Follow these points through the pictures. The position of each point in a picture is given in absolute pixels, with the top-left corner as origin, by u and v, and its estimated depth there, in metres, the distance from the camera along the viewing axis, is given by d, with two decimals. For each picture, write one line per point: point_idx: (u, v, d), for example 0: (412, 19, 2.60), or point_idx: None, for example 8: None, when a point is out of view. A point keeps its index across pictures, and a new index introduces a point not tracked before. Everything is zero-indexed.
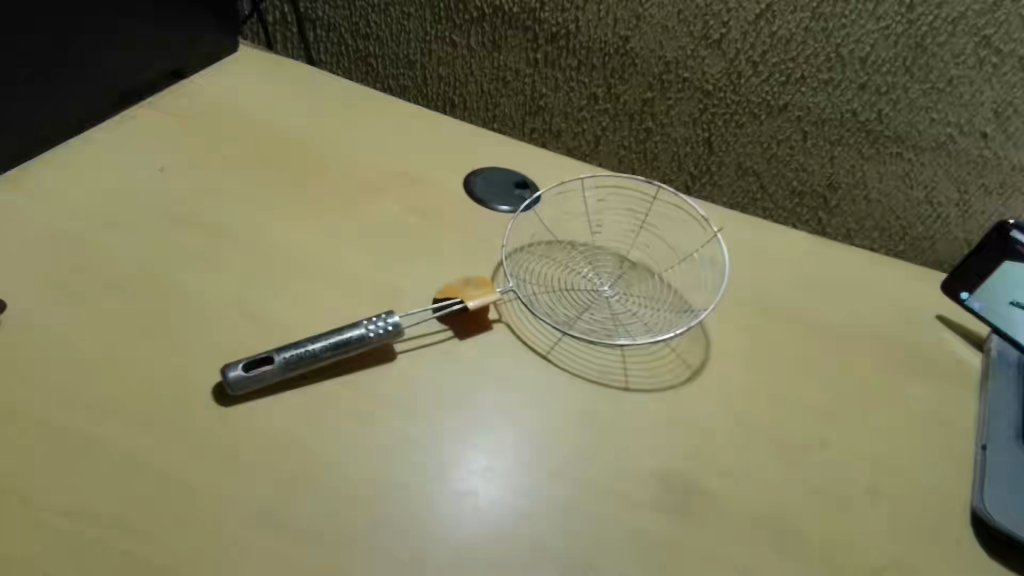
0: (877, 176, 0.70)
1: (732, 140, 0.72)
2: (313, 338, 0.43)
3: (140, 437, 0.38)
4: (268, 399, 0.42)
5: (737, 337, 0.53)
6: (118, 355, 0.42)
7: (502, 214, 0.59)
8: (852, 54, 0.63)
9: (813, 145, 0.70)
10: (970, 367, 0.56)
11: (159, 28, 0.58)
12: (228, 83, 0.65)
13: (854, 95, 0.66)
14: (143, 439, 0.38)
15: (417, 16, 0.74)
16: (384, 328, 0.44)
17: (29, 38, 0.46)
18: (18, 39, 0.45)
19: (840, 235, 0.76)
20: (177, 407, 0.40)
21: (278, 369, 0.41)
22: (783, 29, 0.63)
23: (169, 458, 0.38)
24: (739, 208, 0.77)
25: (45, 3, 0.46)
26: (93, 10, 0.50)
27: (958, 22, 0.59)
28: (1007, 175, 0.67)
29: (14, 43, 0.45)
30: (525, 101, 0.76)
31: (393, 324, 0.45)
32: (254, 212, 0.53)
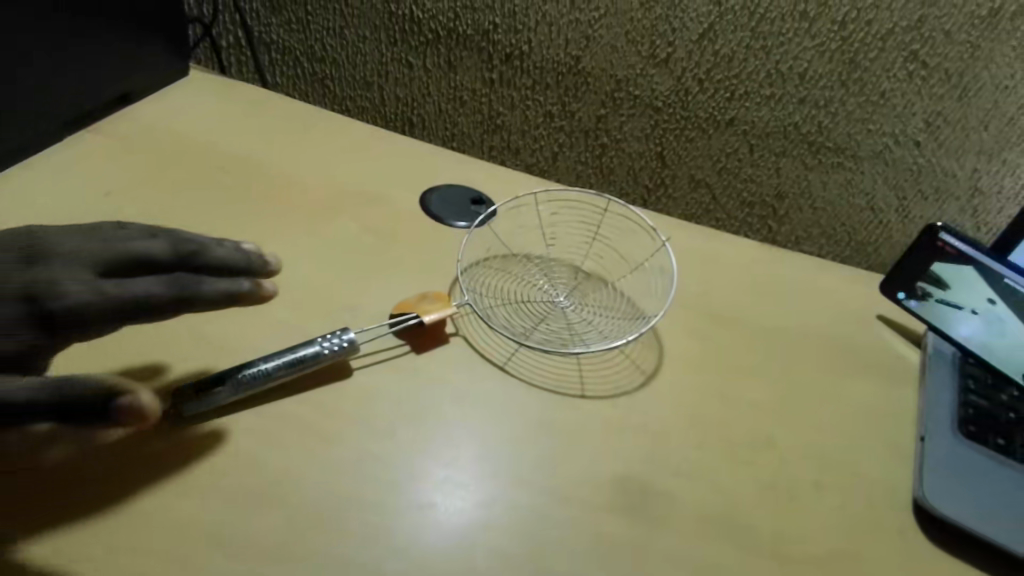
0: (821, 185, 0.73)
1: (683, 154, 0.74)
2: (267, 358, 0.43)
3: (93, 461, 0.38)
4: (222, 419, 0.41)
5: (688, 343, 0.55)
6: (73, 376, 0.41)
7: (458, 230, 0.60)
8: (791, 71, 0.66)
9: (760, 156, 0.73)
10: (910, 363, 0.59)
11: (117, 50, 0.58)
12: (179, 106, 0.64)
13: (794, 109, 0.69)
14: (97, 462, 0.38)
15: (373, 39, 0.75)
16: (338, 344, 0.44)
17: (28, 39, 0.49)
18: (18, 40, 0.49)
19: (790, 242, 0.78)
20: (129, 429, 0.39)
21: (229, 391, 0.41)
22: (725, 48, 0.66)
23: (121, 480, 0.37)
24: (693, 218, 0.79)
25: (43, 9, 0.50)
26: (53, 33, 0.51)
27: (887, 38, 0.63)
28: (940, 181, 0.70)
29: (14, 44, 0.48)
30: (481, 119, 0.78)
31: (348, 341, 0.45)
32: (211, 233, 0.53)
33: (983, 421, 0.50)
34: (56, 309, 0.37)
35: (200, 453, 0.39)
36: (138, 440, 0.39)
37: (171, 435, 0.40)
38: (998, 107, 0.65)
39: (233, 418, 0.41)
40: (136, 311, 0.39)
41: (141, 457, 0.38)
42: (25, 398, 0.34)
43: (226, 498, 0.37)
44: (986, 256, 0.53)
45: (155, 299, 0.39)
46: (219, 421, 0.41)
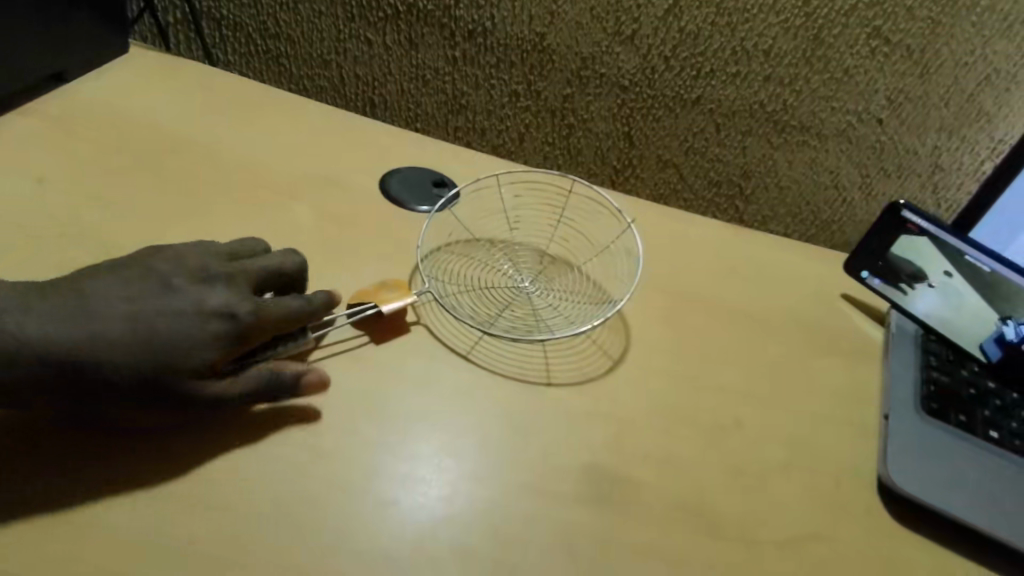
0: (787, 163, 0.73)
1: (650, 134, 0.73)
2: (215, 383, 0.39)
3: (19, 475, 0.35)
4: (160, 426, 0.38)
5: (656, 326, 0.54)
6: None
7: (420, 214, 0.58)
8: (756, 48, 0.66)
9: (726, 135, 0.72)
10: (874, 341, 0.59)
11: (47, 26, 0.54)
12: (121, 88, 0.61)
13: (759, 87, 0.68)
14: (18, 482, 0.35)
15: (329, 14, 0.72)
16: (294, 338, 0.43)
17: None
18: None
19: (756, 222, 0.78)
20: (58, 437, 0.37)
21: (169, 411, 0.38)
22: (690, 24, 0.65)
23: (50, 500, 0.34)
24: (661, 200, 0.78)
25: None
26: None
27: (850, 14, 0.62)
28: (903, 159, 0.71)
29: None
30: (445, 99, 0.75)
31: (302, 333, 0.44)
32: (158, 225, 0.50)
33: (945, 398, 0.51)
34: (247, 323, 0.40)
35: (138, 465, 0.37)
36: (71, 454, 0.36)
37: (105, 447, 0.37)
38: (958, 84, 0.65)
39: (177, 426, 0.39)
40: (286, 322, 0.42)
41: (71, 472, 0.36)
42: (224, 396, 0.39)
43: (177, 507, 0.36)
44: (946, 234, 0.54)
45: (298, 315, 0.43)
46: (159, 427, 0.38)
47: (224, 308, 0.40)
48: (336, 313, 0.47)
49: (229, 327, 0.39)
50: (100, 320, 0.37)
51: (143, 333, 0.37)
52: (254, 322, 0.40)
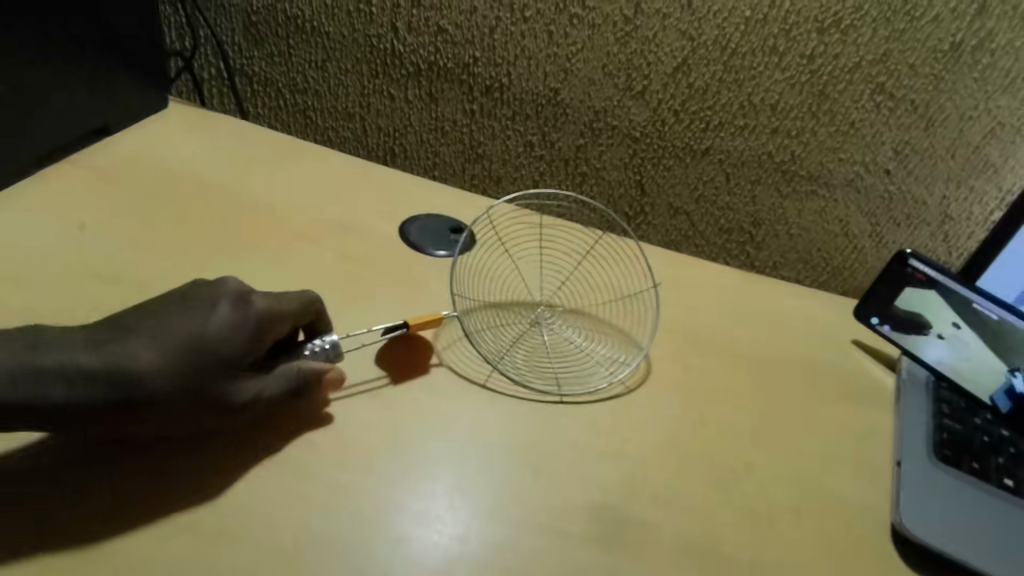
0: (797, 212, 0.75)
1: (662, 182, 0.76)
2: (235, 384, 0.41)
3: (37, 506, 0.36)
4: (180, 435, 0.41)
5: (666, 370, 0.55)
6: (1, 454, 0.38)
7: (438, 259, 0.60)
8: (763, 102, 0.68)
9: (735, 185, 0.74)
10: (885, 387, 0.59)
11: (94, 85, 0.59)
12: (158, 138, 0.65)
13: (767, 139, 0.70)
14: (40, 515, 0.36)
15: (354, 71, 0.76)
16: (321, 346, 0.47)
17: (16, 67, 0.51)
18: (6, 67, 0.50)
19: (768, 268, 0.79)
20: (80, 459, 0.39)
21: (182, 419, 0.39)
22: (699, 81, 0.68)
23: (68, 532, 0.35)
24: (673, 245, 0.80)
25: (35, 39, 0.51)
26: (31, 69, 0.52)
27: (854, 71, 0.65)
28: (912, 208, 0.72)
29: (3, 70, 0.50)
30: (462, 149, 0.79)
31: (331, 341, 0.47)
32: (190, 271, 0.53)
33: (958, 446, 0.51)
34: (260, 312, 0.43)
35: (154, 502, 0.38)
36: (92, 473, 0.38)
37: (131, 463, 0.39)
38: (963, 136, 0.67)
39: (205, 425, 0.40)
40: (295, 315, 0.45)
41: (87, 502, 0.37)
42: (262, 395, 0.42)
43: (193, 540, 0.37)
44: (954, 281, 0.55)
45: (300, 311, 0.46)
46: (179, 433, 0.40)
47: (238, 299, 0.43)
48: (371, 330, 0.51)
49: (247, 320, 0.42)
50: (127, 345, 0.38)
51: (175, 372, 0.38)
52: (268, 310, 0.44)
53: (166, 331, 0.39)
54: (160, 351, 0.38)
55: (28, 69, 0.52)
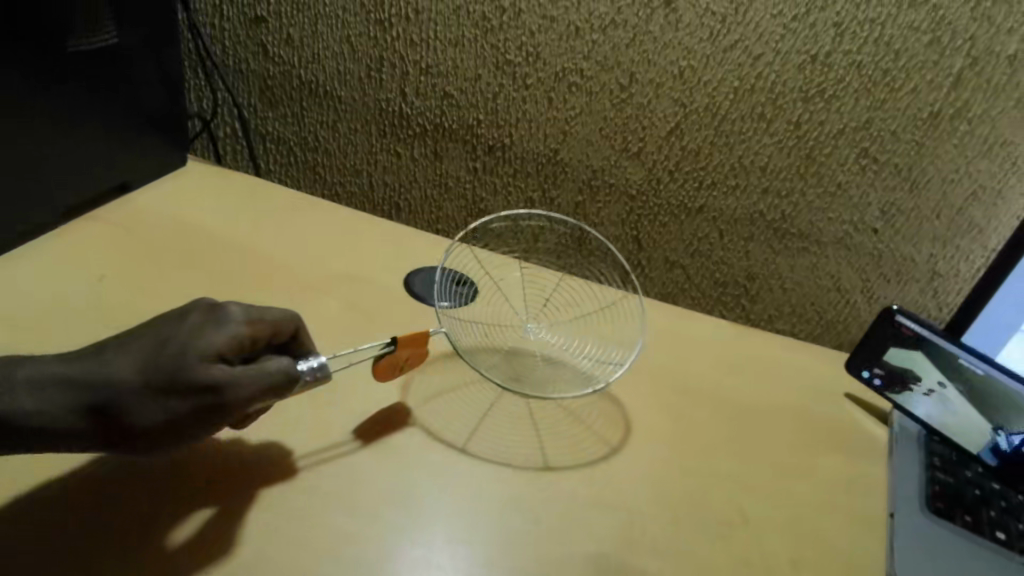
0: (790, 268, 0.77)
1: (658, 238, 0.79)
2: (204, 379, 0.39)
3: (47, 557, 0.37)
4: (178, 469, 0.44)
5: (663, 420, 0.56)
6: (19, 504, 0.39)
7: (442, 309, 0.63)
8: (753, 164, 0.72)
9: (729, 241, 0.77)
10: (879, 440, 0.60)
11: (117, 145, 0.62)
12: (174, 194, 0.68)
13: (758, 198, 0.74)
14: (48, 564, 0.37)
15: (363, 131, 0.80)
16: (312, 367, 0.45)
17: (41, 123, 0.54)
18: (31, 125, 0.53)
19: (764, 320, 0.81)
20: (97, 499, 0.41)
21: (156, 418, 0.38)
22: (692, 143, 0.72)
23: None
24: (671, 298, 0.82)
25: (62, 101, 0.55)
26: (54, 127, 0.55)
27: (839, 136, 0.69)
28: (901, 265, 0.75)
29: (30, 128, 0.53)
30: (465, 204, 0.82)
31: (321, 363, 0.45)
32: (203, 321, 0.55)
33: (951, 499, 0.52)
34: (234, 316, 0.42)
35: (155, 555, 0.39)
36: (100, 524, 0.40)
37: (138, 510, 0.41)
38: (946, 198, 0.70)
39: (192, 422, 0.39)
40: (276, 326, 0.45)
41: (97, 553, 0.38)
42: (244, 384, 0.40)
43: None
44: (940, 338, 0.57)
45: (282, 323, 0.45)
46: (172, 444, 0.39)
47: (217, 307, 0.43)
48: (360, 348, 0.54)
49: (224, 319, 0.42)
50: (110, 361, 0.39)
51: (171, 402, 0.38)
52: (247, 316, 0.43)
53: (144, 342, 0.39)
54: (158, 379, 0.38)
55: (54, 127, 0.55)
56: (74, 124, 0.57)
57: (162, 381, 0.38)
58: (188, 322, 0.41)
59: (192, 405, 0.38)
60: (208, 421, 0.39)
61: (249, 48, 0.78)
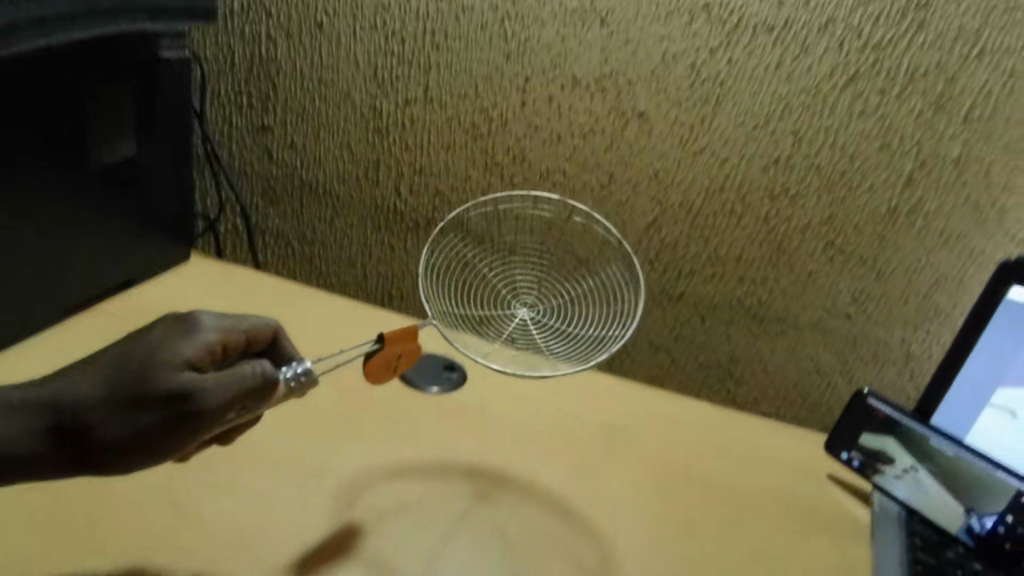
0: (770, 351, 0.80)
1: (642, 323, 0.82)
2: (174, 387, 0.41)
3: None
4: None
5: (650, 516, 0.59)
6: None
7: (431, 394, 0.69)
8: (727, 255, 0.76)
9: (710, 326, 0.80)
10: (862, 520, 0.63)
11: (125, 244, 0.66)
12: (178, 288, 0.71)
13: (735, 285, 0.78)
14: None
15: (359, 225, 0.84)
16: (292, 373, 0.48)
17: (46, 225, 0.58)
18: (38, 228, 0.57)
19: (749, 403, 0.83)
20: None
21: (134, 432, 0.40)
22: (670, 236, 0.77)
23: None
24: (657, 380, 0.84)
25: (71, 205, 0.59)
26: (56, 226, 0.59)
27: (807, 230, 0.73)
28: (876, 347, 0.76)
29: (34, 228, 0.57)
30: None
31: (303, 369, 0.48)
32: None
33: None
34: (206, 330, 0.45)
35: None
36: None
37: None
38: (911, 286, 0.73)
39: (164, 430, 0.41)
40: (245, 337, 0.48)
41: None
42: (217, 389, 0.42)
43: None
44: (912, 421, 0.61)
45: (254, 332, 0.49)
46: (149, 454, 0.41)
47: (190, 320, 0.45)
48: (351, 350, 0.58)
49: (194, 329, 0.45)
50: (83, 382, 0.41)
51: (143, 413, 0.40)
52: (221, 331, 0.46)
53: (116, 360, 0.42)
54: (127, 391, 0.41)
55: (62, 222, 0.59)
56: (82, 223, 0.61)
57: (132, 393, 0.41)
58: (161, 338, 0.44)
59: (162, 412, 0.41)
60: (181, 429, 0.41)
61: (254, 152, 0.84)
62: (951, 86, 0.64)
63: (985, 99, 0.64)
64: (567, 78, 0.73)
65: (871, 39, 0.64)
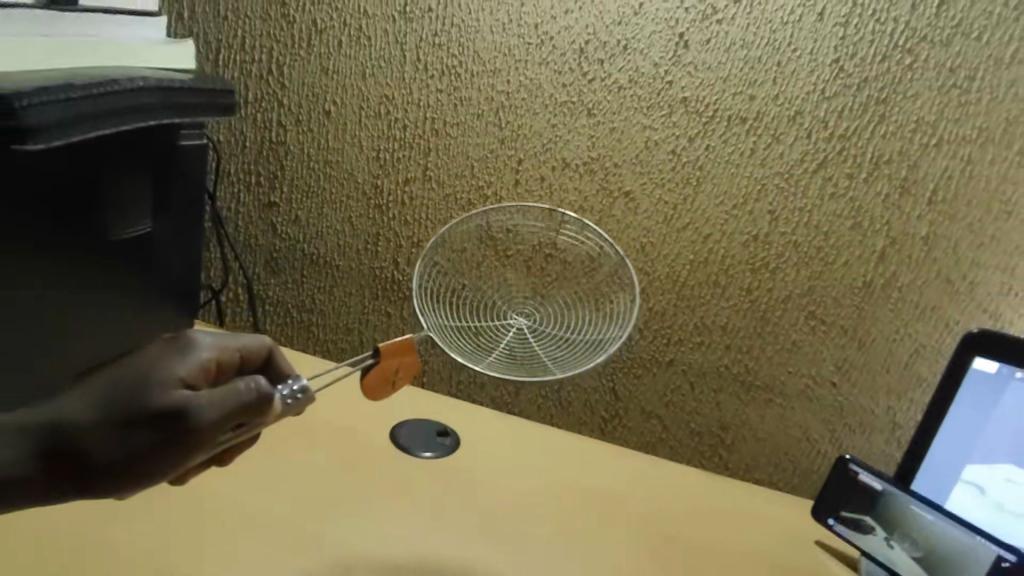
0: (759, 418, 0.80)
1: (633, 389, 0.84)
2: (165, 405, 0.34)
3: None
4: None
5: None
6: None
7: (424, 458, 0.71)
8: (713, 323, 0.79)
9: (701, 393, 0.82)
10: None
11: (134, 313, 0.68)
12: None
13: (723, 353, 0.80)
14: None
15: (357, 294, 0.87)
16: (293, 392, 0.42)
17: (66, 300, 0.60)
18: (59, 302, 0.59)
19: (741, 471, 0.82)
20: None
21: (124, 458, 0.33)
22: (658, 304, 0.80)
23: None
24: (649, 447, 0.85)
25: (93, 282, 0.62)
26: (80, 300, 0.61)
27: (788, 300, 0.76)
28: (863, 416, 0.77)
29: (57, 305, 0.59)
30: (450, 358, 0.87)
31: (302, 387, 0.43)
32: (217, 492, 0.60)
33: None
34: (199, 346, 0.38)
35: None
36: None
37: None
38: (892, 356, 0.75)
39: (157, 454, 0.34)
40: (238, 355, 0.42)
41: None
42: (213, 407, 0.35)
43: None
44: (890, 486, 0.64)
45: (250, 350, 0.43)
46: (142, 477, 0.34)
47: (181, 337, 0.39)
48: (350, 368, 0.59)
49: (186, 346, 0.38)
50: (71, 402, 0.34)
51: (132, 435, 0.33)
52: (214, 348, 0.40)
53: (104, 378, 0.34)
54: (116, 412, 0.33)
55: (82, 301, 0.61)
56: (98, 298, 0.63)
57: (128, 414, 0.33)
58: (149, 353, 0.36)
59: (154, 433, 0.33)
60: (175, 451, 0.34)
61: (260, 225, 0.88)
62: (914, 172, 0.69)
63: (947, 184, 0.69)
64: (558, 161, 0.77)
65: (837, 130, 0.70)
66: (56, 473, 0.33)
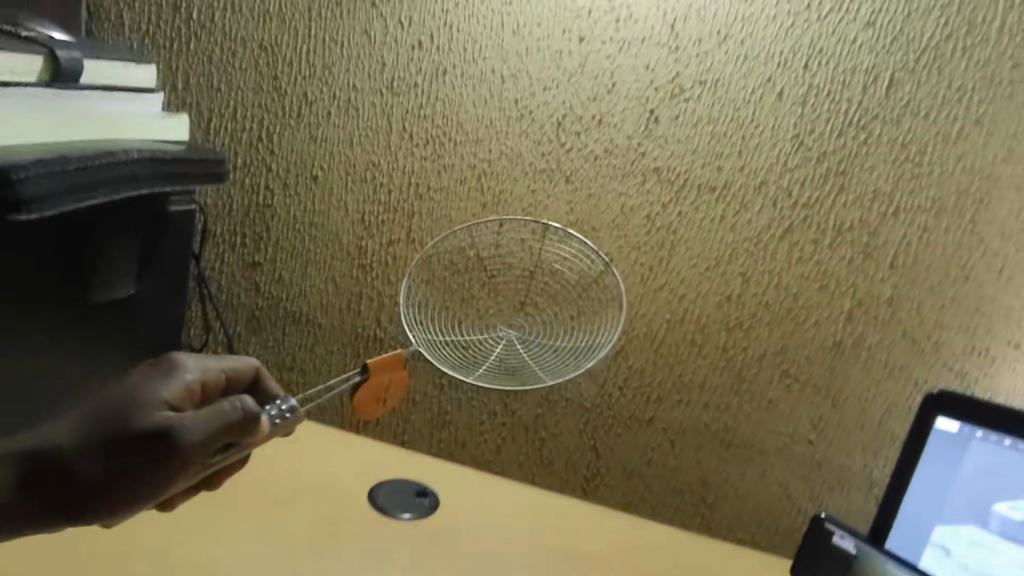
0: (739, 476, 0.81)
1: (614, 448, 0.84)
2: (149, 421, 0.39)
3: None
4: None
5: None
6: None
7: (403, 519, 0.70)
8: (691, 381, 0.80)
9: (681, 450, 0.82)
10: None
11: (112, 373, 0.68)
12: None
13: (701, 410, 0.81)
14: None
15: (339, 352, 0.87)
16: (279, 410, 0.48)
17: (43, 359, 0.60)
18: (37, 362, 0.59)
19: (723, 530, 0.82)
20: None
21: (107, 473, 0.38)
22: (637, 362, 0.81)
23: None
24: (631, 506, 0.84)
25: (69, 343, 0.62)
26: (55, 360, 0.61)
27: (763, 359, 0.78)
28: (841, 474, 0.78)
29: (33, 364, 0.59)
30: (432, 416, 0.87)
31: (289, 406, 0.48)
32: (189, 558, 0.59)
33: None
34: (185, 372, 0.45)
35: None
36: None
37: None
38: (866, 414, 0.76)
39: (141, 472, 0.38)
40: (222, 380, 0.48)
41: None
42: (198, 423, 0.40)
43: None
44: (869, 548, 0.64)
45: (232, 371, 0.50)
46: (126, 497, 0.39)
47: (169, 363, 0.45)
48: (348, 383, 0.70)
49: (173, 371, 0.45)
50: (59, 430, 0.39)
51: (117, 449, 0.38)
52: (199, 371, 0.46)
53: (92, 404, 0.40)
54: (99, 431, 0.39)
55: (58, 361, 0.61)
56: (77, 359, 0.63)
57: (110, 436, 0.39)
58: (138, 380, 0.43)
59: (139, 455, 0.38)
60: (159, 470, 0.39)
61: (243, 284, 0.89)
62: (875, 238, 0.73)
63: (906, 250, 0.72)
64: (538, 224, 0.80)
65: (800, 198, 0.74)
66: (44, 496, 0.39)
